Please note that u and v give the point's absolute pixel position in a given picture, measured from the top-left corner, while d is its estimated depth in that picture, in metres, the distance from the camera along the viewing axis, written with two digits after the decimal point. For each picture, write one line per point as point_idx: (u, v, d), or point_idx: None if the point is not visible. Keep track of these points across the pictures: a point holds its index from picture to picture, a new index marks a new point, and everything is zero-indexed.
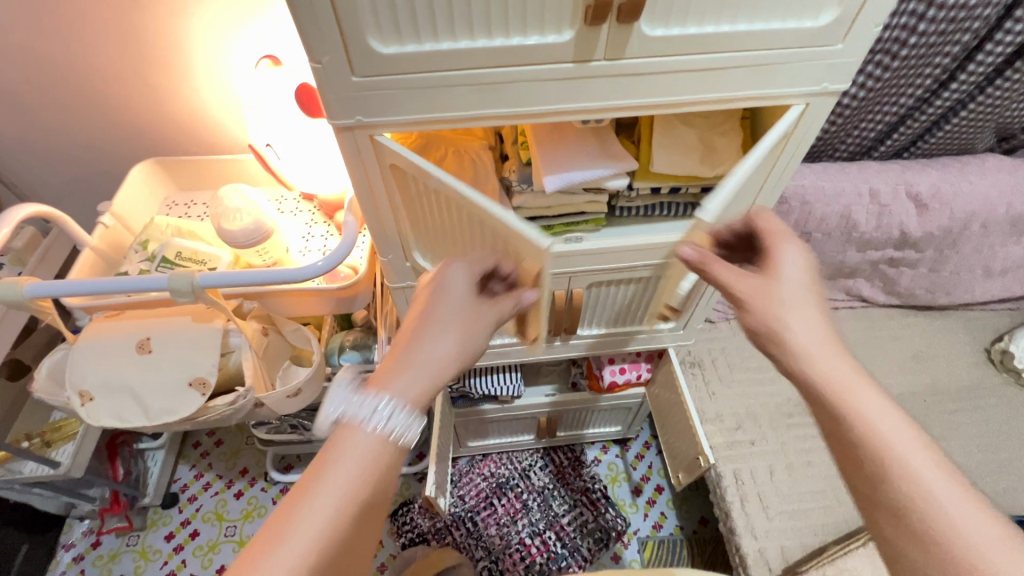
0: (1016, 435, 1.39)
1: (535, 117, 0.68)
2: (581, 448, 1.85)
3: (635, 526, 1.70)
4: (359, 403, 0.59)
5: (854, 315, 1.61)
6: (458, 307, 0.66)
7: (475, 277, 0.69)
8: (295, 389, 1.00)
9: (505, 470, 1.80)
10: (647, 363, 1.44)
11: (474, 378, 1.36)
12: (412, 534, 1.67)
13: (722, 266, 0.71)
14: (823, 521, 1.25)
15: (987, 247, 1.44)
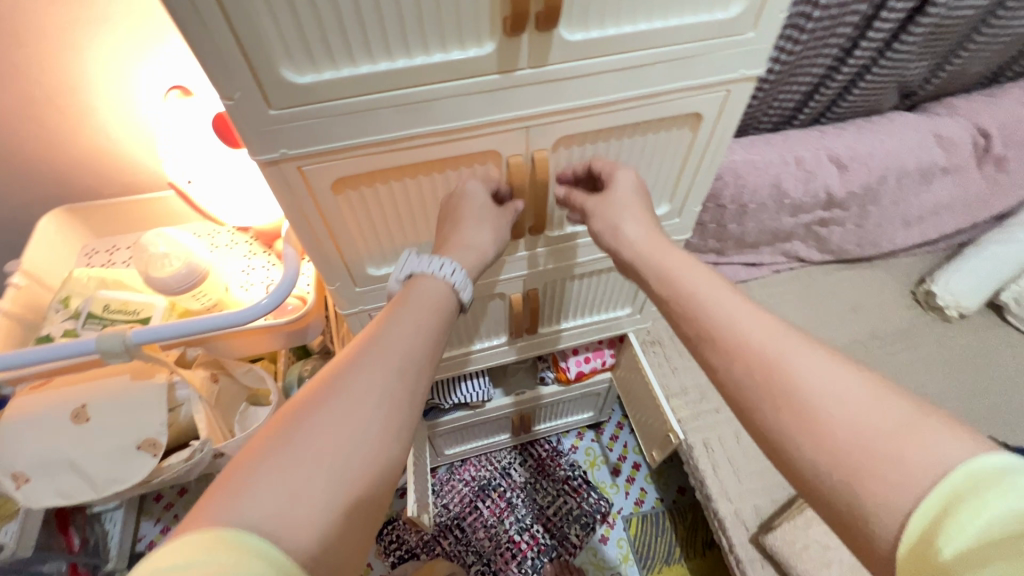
0: (948, 368, 1.51)
1: (467, 130, 0.67)
2: (558, 438, 1.88)
3: (618, 506, 1.74)
4: (427, 260, 0.71)
5: (794, 276, 1.70)
6: (485, 206, 0.76)
7: (490, 187, 0.77)
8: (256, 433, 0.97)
9: (486, 472, 1.80)
10: (611, 349, 1.46)
11: (442, 389, 1.35)
12: (401, 551, 1.66)
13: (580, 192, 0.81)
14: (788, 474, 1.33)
15: (903, 198, 1.56)
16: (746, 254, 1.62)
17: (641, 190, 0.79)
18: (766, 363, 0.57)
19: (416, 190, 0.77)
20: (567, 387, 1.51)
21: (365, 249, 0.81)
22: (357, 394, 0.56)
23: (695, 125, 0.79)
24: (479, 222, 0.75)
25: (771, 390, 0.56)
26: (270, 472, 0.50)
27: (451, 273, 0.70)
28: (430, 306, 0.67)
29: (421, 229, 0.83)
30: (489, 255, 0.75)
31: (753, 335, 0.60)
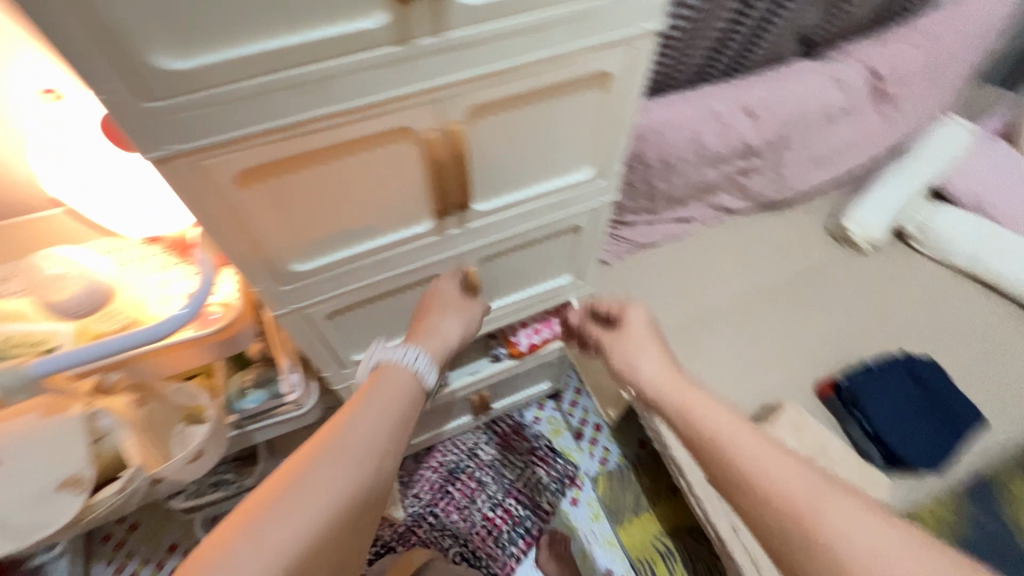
0: (865, 294, 1.64)
1: (373, 110, 0.62)
2: (520, 412, 1.90)
3: (585, 467, 1.80)
4: (395, 350, 0.82)
5: (724, 226, 1.78)
6: (451, 298, 0.93)
7: (457, 284, 0.94)
8: (196, 451, 0.92)
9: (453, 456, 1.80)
10: (558, 318, 1.48)
11: None
12: (377, 548, 1.64)
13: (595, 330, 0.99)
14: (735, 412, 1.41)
15: (812, 141, 1.65)
16: (677, 210, 1.68)
17: (652, 327, 0.96)
18: (793, 497, 0.61)
19: (331, 177, 0.70)
20: (521, 361, 1.52)
21: (286, 242, 0.75)
22: (335, 471, 0.67)
23: (604, 84, 0.79)
24: (447, 313, 0.90)
25: (800, 525, 0.59)
26: (252, 549, 0.60)
27: (415, 360, 0.80)
28: (396, 393, 0.77)
29: (346, 219, 0.77)
30: (453, 340, 0.89)
31: (783, 482, 0.62)
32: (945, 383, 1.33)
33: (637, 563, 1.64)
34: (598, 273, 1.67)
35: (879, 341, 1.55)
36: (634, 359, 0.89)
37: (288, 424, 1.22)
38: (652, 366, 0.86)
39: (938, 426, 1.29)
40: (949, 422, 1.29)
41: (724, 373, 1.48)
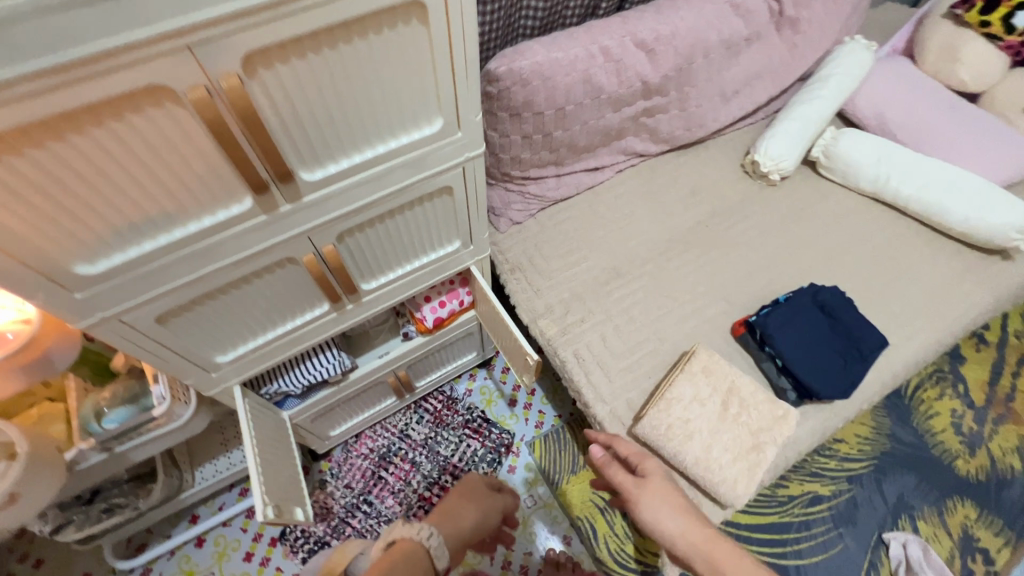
0: (778, 228, 1.63)
1: (96, 62, 0.49)
2: (451, 386, 1.83)
3: (521, 434, 1.77)
4: (414, 528, 1.10)
5: (636, 172, 1.72)
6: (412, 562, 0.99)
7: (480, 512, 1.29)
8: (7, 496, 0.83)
9: (384, 441, 1.73)
10: (465, 287, 1.39)
11: (286, 374, 1.23)
12: (310, 545, 1.57)
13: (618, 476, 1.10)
14: (653, 362, 1.38)
15: (715, 74, 1.58)
16: (585, 160, 1.61)
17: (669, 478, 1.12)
18: None
19: (80, 157, 0.57)
20: (432, 336, 1.43)
21: (57, 241, 0.63)
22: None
23: (424, 17, 0.66)
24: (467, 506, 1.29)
25: None
26: None
27: (427, 536, 1.09)
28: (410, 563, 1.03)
29: (132, 207, 0.65)
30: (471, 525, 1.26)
31: None
32: (851, 309, 1.33)
33: (578, 521, 1.64)
34: (509, 235, 1.60)
35: (791, 274, 1.55)
36: (658, 509, 1.06)
37: (169, 436, 1.11)
38: (675, 521, 1.05)
39: (846, 353, 1.29)
40: (855, 347, 1.29)
41: (641, 324, 1.44)
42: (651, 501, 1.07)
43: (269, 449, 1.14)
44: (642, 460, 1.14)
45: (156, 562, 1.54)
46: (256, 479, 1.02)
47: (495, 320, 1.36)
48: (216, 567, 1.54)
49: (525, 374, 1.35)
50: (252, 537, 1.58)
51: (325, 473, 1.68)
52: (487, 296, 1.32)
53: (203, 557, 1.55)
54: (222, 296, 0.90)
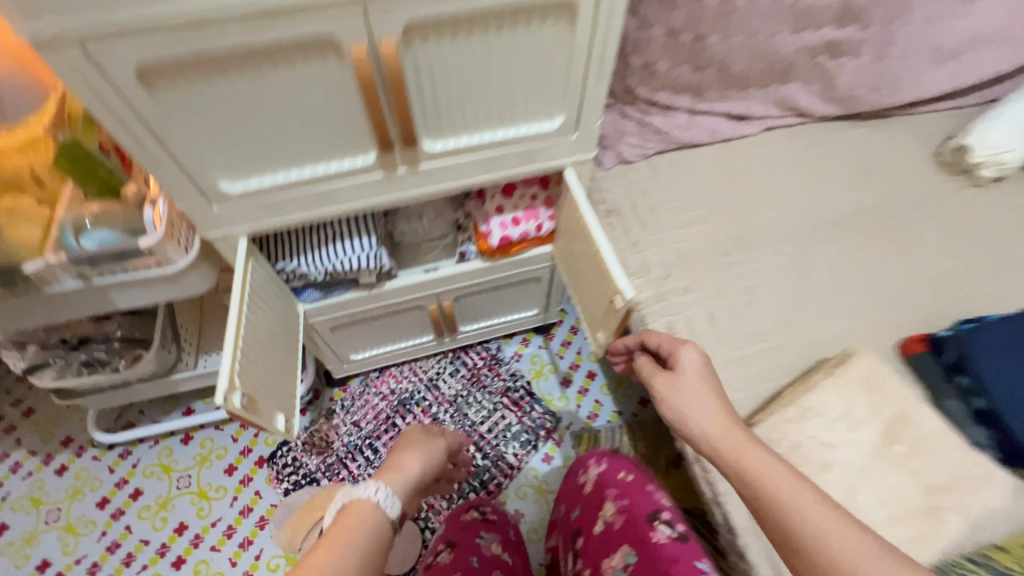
0: (980, 240, 1.18)
1: None
2: (499, 345, 1.54)
3: (567, 421, 1.44)
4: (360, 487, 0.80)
5: (789, 135, 1.35)
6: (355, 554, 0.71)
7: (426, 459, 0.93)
8: None
9: (407, 385, 1.47)
10: (549, 208, 1.07)
11: (308, 256, 0.98)
12: (298, 477, 1.34)
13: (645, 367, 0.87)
14: (775, 364, 1.01)
15: (936, 19, 1.19)
16: (731, 101, 1.27)
17: (709, 369, 0.81)
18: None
19: None
20: (493, 265, 1.14)
21: None
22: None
23: None
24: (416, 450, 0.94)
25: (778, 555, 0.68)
26: None
27: (377, 494, 0.79)
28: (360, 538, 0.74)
29: None
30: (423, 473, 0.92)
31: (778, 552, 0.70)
32: None
33: None
34: (613, 174, 1.29)
35: (994, 302, 1.10)
36: (682, 405, 0.78)
37: (160, 284, 0.91)
38: (704, 416, 0.76)
39: None
40: None
41: (766, 310, 1.07)
42: (669, 393, 0.80)
43: (265, 333, 0.91)
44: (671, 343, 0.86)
45: (138, 446, 1.38)
46: (228, 361, 0.76)
47: (581, 257, 1.03)
48: (195, 471, 1.35)
49: (602, 333, 1.02)
50: (240, 449, 1.38)
51: (336, 403, 1.45)
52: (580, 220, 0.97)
53: (184, 456, 1.37)
54: (228, 82, 0.65)
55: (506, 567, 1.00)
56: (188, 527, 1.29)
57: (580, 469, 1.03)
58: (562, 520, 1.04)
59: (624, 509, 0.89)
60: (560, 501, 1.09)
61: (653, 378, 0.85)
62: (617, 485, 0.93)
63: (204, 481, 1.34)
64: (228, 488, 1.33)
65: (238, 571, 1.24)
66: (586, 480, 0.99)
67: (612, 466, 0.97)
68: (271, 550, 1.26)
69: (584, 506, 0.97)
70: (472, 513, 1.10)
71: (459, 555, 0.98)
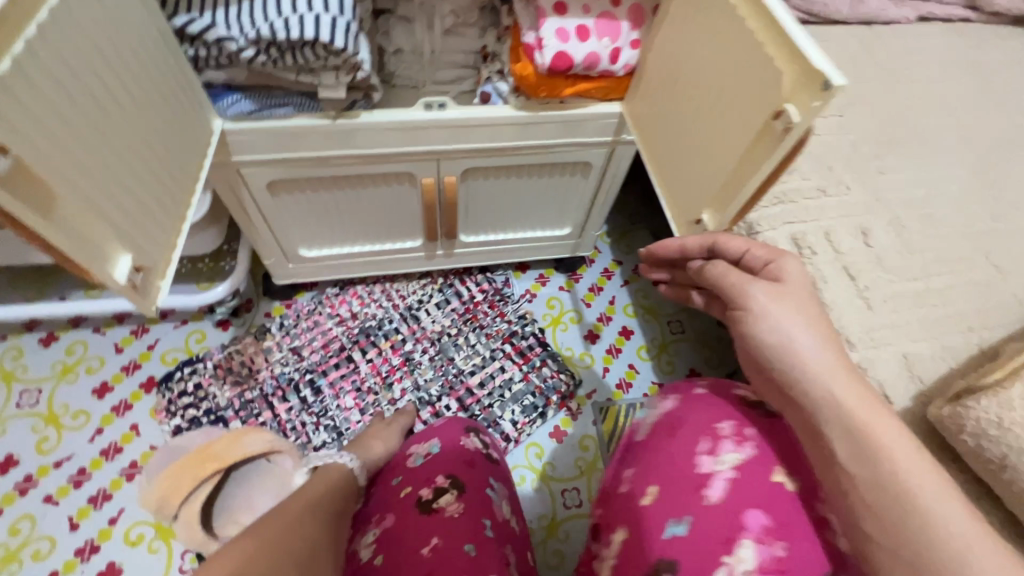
0: None
1: None
2: (507, 278, 1.13)
3: (589, 387, 1.04)
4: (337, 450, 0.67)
5: (961, 28, 0.95)
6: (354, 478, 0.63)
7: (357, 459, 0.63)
8: None
9: (375, 311, 1.05)
10: (636, 23, 0.67)
11: (234, 12, 0.57)
12: (198, 413, 0.92)
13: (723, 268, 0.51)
14: (969, 312, 0.62)
15: None
16: None
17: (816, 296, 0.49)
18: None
19: None
20: (530, 117, 0.74)
21: None
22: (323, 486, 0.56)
23: None
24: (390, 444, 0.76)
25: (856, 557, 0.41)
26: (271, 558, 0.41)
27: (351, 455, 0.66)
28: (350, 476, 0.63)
29: None
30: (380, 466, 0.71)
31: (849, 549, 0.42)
32: None
33: None
34: None
35: None
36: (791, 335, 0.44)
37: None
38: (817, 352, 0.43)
39: None
40: None
41: (948, 235, 0.68)
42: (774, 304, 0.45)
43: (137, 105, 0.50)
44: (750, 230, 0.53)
45: None
46: None
47: (691, 74, 0.57)
48: (48, 386, 0.93)
49: (707, 212, 0.57)
50: (122, 364, 0.96)
51: (272, 320, 1.03)
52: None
53: (39, 362, 0.94)
54: None
55: (517, 540, 0.63)
56: (19, 463, 0.86)
57: (705, 435, 0.49)
58: (620, 505, 0.51)
59: (777, 563, 0.43)
60: (615, 455, 0.58)
61: (730, 277, 0.49)
62: (775, 505, 0.45)
63: (59, 401, 0.92)
64: (92, 416, 0.91)
65: (77, 540, 0.81)
66: (710, 468, 0.47)
67: (768, 456, 0.47)
68: (134, 514, 0.84)
69: (701, 517, 0.46)
70: (474, 441, 0.70)
71: (471, 507, 0.60)
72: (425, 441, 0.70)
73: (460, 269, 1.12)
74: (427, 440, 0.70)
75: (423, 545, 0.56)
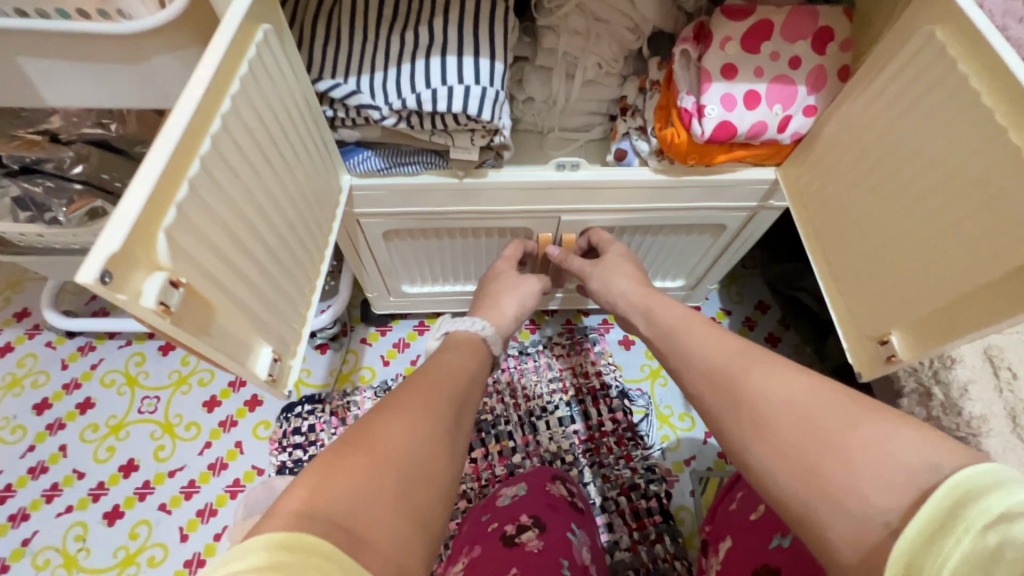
0: None
1: None
2: (646, 412, 0.99)
3: (688, 453, 0.96)
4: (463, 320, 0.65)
5: None
6: (461, 353, 0.59)
7: (464, 362, 0.58)
8: None
9: (493, 406, 0.98)
10: (816, 89, 0.57)
11: (373, 76, 0.53)
12: (304, 456, 0.93)
13: (576, 259, 0.73)
14: None
15: None
16: None
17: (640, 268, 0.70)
18: None
19: None
20: (670, 182, 0.67)
21: None
22: (423, 387, 0.51)
23: None
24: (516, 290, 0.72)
25: None
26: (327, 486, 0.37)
27: (482, 328, 0.64)
28: (470, 347, 0.62)
29: None
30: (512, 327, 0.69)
31: None
32: None
33: None
34: None
35: None
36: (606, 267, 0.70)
37: (101, 41, 0.47)
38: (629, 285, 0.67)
39: None
40: None
41: None
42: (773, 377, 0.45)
43: (281, 191, 0.47)
44: (601, 260, 0.72)
45: (102, 341, 1.02)
46: (131, 208, 0.29)
47: (870, 154, 0.51)
48: (165, 394, 0.98)
49: (901, 334, 0.48)
50: (228, 380, 0.99)
51: (367, 347, 1.03)
52: (955, 62, 0.42)
53: (158, 370, 1.00)
54: None
55: None
56: (139, 468, 0.92)
57: None
58: (731, 520, 0.66)
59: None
60: (728, 487, 0.71)
61: (573, 263, 0.73)
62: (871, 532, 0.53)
63: (174, 411, 0.97)
64: (202, 429, 0.95)
65: (186, 551, 0.86)
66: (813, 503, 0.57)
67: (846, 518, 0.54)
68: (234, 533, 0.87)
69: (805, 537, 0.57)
70: (558, 488, 0.78)
71: (549, 545, 0.66)
72: (513, 485, 0.78)
73: (597, 387, 1.00)
74: (515, 484, 0.78)
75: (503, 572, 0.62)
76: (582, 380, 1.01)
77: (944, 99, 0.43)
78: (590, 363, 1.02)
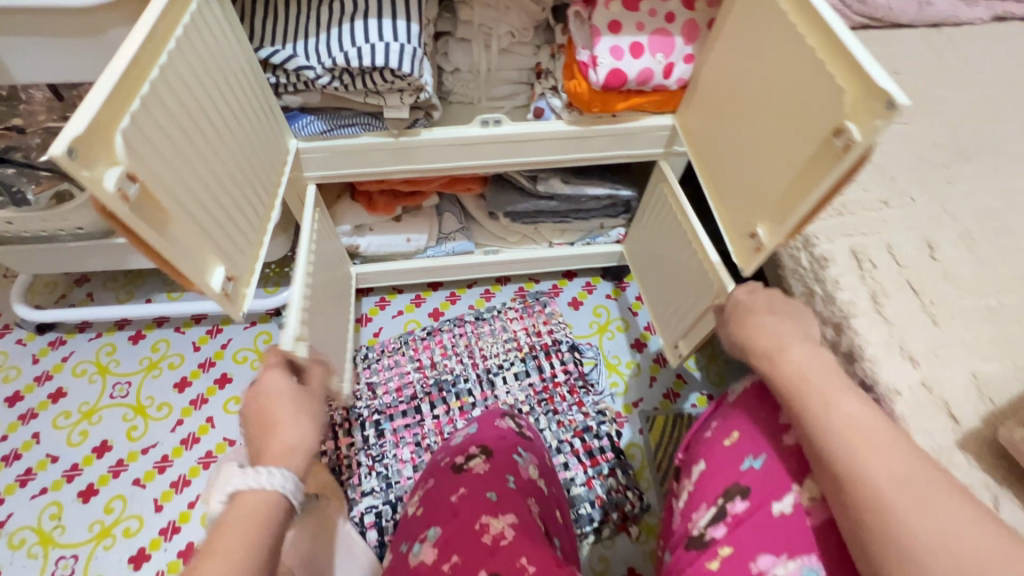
0: None
1: None
2: (595, 361, 1.07)
3: (636, 396, 1.05)
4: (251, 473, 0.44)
5: None
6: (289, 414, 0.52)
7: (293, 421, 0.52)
8: None
9: (453, 366, 1.05)
10: (690, 39, 0.68)
11: (308, 43, 0.62)
12: None
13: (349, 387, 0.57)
14: None
15: None
16: None
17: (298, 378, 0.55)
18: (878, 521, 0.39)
19: None
20: (582, 132, 0.76)
21: None
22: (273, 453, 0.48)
23: None
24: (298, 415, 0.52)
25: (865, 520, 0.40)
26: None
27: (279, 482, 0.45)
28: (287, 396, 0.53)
29: None
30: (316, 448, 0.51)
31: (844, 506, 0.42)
32: None
33: None
34: None
35: None
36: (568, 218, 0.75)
37: (67, 15, 0.54)
38: None
39: None
40: None
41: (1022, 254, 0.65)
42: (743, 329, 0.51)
43: (228, 134, 0.55)
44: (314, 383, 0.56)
45: (73, 335, 1.06)
46: (90, 105, 0.36)
47: (730, 81, 0.60)
48: (137, 379, 1.02)
49: (763, 225, 0.57)
50: (198, 361, 1.04)
51: None
52: None
53: (128, 357, 1.04)
54: None
55: (542, 496, 0.73)
56: (112, 448, 0.95)
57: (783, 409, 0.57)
58: (705, 446, 0.61)
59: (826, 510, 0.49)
60: (706, 417, 0.66)
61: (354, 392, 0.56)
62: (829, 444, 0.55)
63: (146, 394, 1.01)
64: (173, 408, 0.99)
65: (161, 520, 0.89)
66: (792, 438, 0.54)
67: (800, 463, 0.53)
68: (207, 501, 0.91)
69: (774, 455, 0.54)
70: (507, 422, 0.83)
71: (495, 467, 0.71)
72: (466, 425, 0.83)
73: (548, 344, 1.07)
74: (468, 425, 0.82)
75: (451, 493, 0.68)
76: (534, 338, 1.08)
77: (769, 23, 0.53)
78: (542, 322, 1.10)
